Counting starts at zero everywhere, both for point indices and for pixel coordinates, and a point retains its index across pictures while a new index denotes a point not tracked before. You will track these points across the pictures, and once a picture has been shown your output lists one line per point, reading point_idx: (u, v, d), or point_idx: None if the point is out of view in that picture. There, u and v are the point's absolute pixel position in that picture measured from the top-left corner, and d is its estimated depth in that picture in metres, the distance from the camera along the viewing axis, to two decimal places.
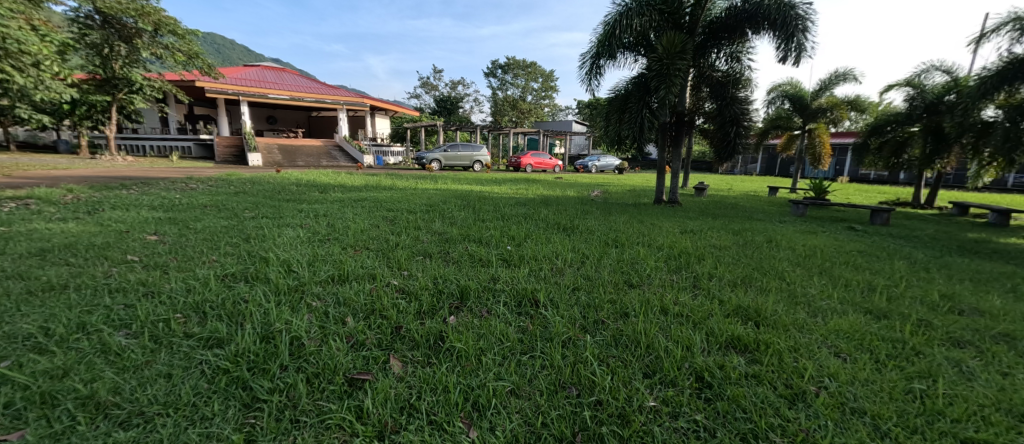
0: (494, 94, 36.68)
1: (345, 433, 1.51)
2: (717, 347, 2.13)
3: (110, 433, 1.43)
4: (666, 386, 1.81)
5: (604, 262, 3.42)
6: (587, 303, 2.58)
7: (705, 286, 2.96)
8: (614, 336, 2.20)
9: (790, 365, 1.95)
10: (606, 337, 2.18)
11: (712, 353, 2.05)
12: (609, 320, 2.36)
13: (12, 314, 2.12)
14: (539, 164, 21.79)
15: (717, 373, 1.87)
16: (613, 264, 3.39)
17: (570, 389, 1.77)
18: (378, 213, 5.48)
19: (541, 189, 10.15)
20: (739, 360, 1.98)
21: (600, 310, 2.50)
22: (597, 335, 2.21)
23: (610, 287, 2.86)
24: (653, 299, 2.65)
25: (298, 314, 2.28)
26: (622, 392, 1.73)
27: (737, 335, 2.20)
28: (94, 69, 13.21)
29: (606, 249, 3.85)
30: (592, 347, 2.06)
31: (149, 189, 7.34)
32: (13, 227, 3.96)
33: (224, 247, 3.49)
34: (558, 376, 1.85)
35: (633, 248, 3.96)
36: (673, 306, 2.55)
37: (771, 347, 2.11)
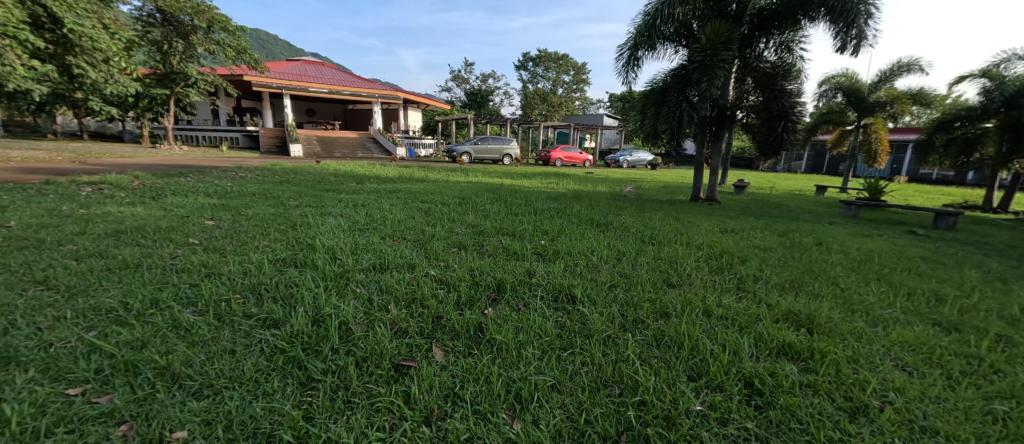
0: (525, 88, 36.68)
1: (395, 416, 1.56)
2: (767, 353, 2.04)
3: (185, 402, 1.54)
4: (713, 390, 1.76)
5: (641, 259, 3.35)
6: (625, 301, 2.54)
7: (750, 289, 2.83)
8: (658, 333, 2.18)
9: (850, 377, 1.85)
10: (648, 338, 2.14)
11: (763, 359, 1.97)
12: (649, 320, 2.31)
13: (96, 288, 2.33)
14: (570, 158, 21.58)
15: (768, 380, 1.80)
16: (650, 262, 3.31)
17: (613, 388, 1.76)
18: (413, 205, 5.61)
19: (572, 184, 10.05)
20: (791, 368, 1.89)
21: (639, 308, 2.46)
22: (639, 335, 2.17)
23: (649, 286, 2.80)
24: (695, 299, 2.57)
25: (343, 299, 2.39)
26: (667, 393, 1.70)
27: (789, 342, 2.10)
28: (156, 64, 14.14)
29: (642, 246, 3.77)
30: (634, 346, 2.02)
31: (204, 177, 7.83)
32: (92, 209, 4.33)
33: (273, 233, 3.68)
34: (599, 373, 1.83)
35: (671, 246, 3.86)
36: (717, 308, 2.46)
37: (827, 357, 2.00)
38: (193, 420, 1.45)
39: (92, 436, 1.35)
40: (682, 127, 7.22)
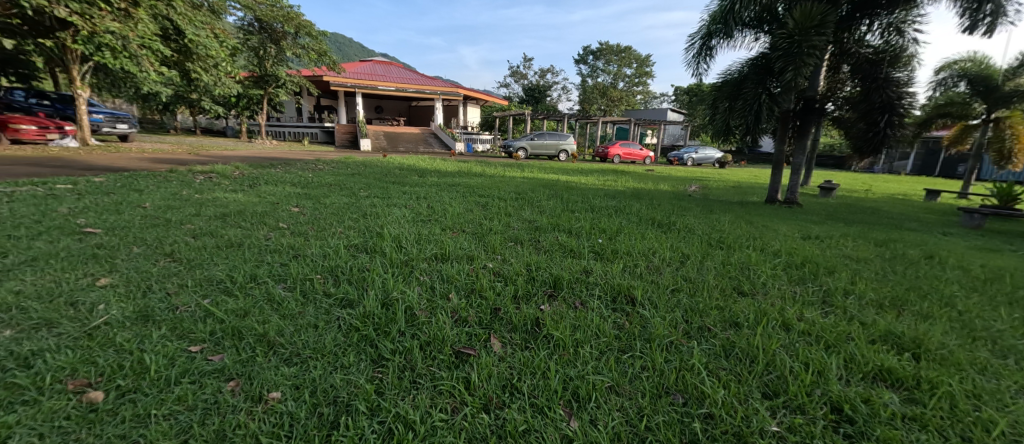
0: (585, 82, 36.06)
1: (456, 400, 1.65)
2: (860, 378, 1.87)
3: (278, 366, 1.75)
4: (791, 411, 1.65)
5: (708, 264, 3.20)
6: (689, 307, 2.44)
7: (839, 304, 2.59)
8: (726, 342, 2.09)
9: (966, 414, 1.63)
10: (715, 347, 2.05)
11: (855, 384, 1.81)
12: (716, 328, 2.21)
13: (208, 262, 2.70)
14: (629, 154, 20.86)
15: (861, 408, 1.65)
16: (718, 267, 3.15)
17: (677, 396, 1.71)
18: (471, 198, 5.79)
19: (632, 181, 9.75)
20: (891, 397, 1.72)
21: (705, 315, 2.36)
22: (705, 343, 2.09)
23: (716, 292, 2.66)
24: (770, 310, 2.41)
25: (409, 285, 2.56)
26: (738, 409, 1.62)
27: (887, 367, 1.90)
28: (254, 68, 15.81)
29: (710, 250, 3.59)
30: (700, 355, 1.95)
31: (289, 168, 8.66)
32: (203, 194, 4.99)
33: (347, 221, 3.98)
34: (661, 380, 1.79)
35: (743, 251, 3.63)
36: (797, 323, 2.29)
37: (938, 389, 1.78)
38: (285, 383, 1.65)
39: (209, 388, 1.58)
40: (759, 122, 6.71)
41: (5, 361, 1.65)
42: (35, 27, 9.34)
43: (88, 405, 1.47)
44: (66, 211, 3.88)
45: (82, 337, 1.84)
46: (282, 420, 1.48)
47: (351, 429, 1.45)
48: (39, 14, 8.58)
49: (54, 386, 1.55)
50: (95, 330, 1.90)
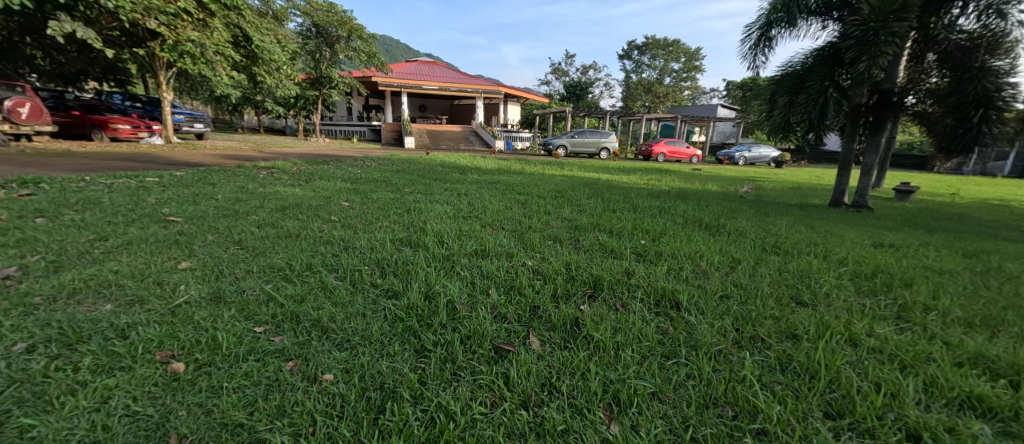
0: (629, 78, 35.20)
1: (495, 395, 1.69)
2: (939, 403, 1.71)
3: (331, 350, 1.87)
4: (856, 435, 1.55)
5: (761, 270, 3.04)
6: (740, 315, 2.35)
7: (918, 321, 2.37)
8: (778, 353, 1.99)
9: None
10: (769, 359, 1.95)
11: (934, 409, 1.66)
12: (771, 339, 2.11)
13: (269, 251, 2.92)
14: (675, 153, 20.15)
15: (941, 437, 1.51)
16: (774, 274, 2.98)
17: (725, 408, 1.65)
18: (511, 196, 5.84)
19: (678, 181, 9.42)
20: (978, 427, 1.56)
21: (758, 325, 2.25)
22: (758, 355, 1.99)
23: (771, 301, 2.53)
24: (833, 324, 2.26)
25: (451, 279, 2.64)
26: (795, 427, 1.54)
27: (974, 393, 1.73)
28: (311, 70, 16.76)
29: (763, 256, 3.41)
30: (752, 367, 1.87)
31: (340, 164, 9.12)
32: (265, 188, 5.38)
33: (393, 216, 4.14)
34: (708, 391, 1.74)
35: (802, 258, 3.41)
36: (866, 338, 2.13)
37: None
38: (337, 366, 1.76)
39: (271, 367, 1.73)
40: (826, 117, 6.30)
41: (107, 331, 1.89)
42: (130, 37, 10.26)
43: (171, 374, 1.65)
44: (153, 201, 4.34)
45: (167, 314, 2.07)
46: (333, 401, 1.59)
47: (396, 415, 1.53)
48: (133, 27, 9.59)
49: (145, 355, 1.75)
50: (177, 308, 2.12)
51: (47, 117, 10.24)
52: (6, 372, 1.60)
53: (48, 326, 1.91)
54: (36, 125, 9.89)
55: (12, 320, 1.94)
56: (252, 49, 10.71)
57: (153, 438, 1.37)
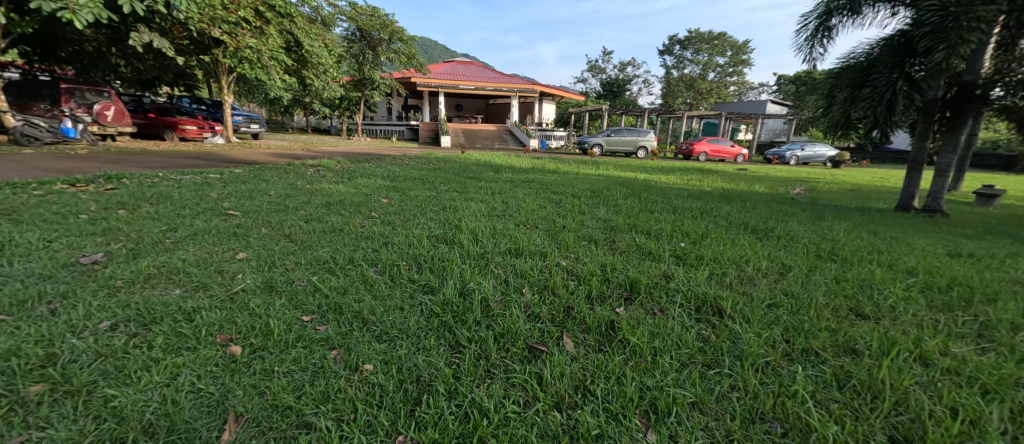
0: (669, 74, 34.18)
1: (528, 394, 1.71)
2: None
3: (371, 341, 1.96)
4: None
5: (814, 277, 2.87)
6: (788, 324, 2.23)
7: (1001, 340, 2.15)
8: (829, 366, 1.89)
9: None
10: (824, 375, 1.83)
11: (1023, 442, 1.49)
12: (824, 352, 1.99)
13: (314, 244, 3.08)
14: (718, 152, 19.37)
15: None
16: (829, 282, 2.80)
17: (773, 424, 1.57)
18: (545, 195, 5.84)
19: (721, 182, 9.06)
20: None
21: (809, 336, 2.13)
22: (811, 369, 1.88)
23: (825, 310, 2.38)
24: (898, 338, 2.09)
25: (485, 277, 2.68)
26: None
27: None
28: (355, 73, 17.42)
29: (818, 262, 3.21)
30: (802, 380, 1.78)
31: (380, 163, 9.44)
32: (311, 185, 5.67)
33: (429, 214, 4.25)
34: (754, 404, 1.67)
35: (862, 266, 3.18)
36: (935, 356, 1.96)
37: None
38: (376, 357, 1.84)
39: (315, 354, 1.83)
40: (894, 112, 5.84)
41: (176, 313, 2.08)
42: (198, 46, 11.03)
43: (230, 357, 1.80)
44: (214, 196, 4.68)
45: (226, 300, 2.24)
46: (373, 390, 1.67)
47: (432, 408, 1.58)
48: (201, 36, 10.37)
49: (208, 338, 1.91)
50: (235, 295, 2.30)
51: (129, 120, 11.22)
52: (94, 347, 1.80)
53: (128, 306, 2.14)
54: (119, 128, 10.83)
55: (99, 300, 2.18)
56: (303, 54, 11.32)
57: (215, 414, 1.50)
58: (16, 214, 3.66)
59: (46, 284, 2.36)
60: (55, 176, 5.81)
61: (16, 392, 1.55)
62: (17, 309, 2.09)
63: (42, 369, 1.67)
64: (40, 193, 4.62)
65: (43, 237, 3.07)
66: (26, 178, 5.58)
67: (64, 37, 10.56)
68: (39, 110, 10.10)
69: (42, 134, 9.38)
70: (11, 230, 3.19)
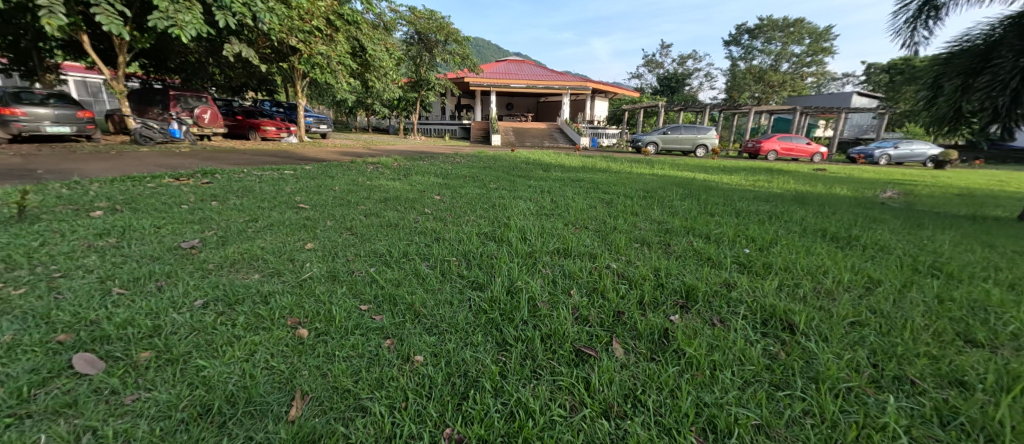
0: (735, 67, 32.17)
1: (574, 399, 1.67)
2: None
3: (422, 333, 2.01)
4: None
5: (906, 293, 2.54)
6: (872, 343, 2.00)
7: None
8: (921, 396, 1.67)
9: None
10: (920, 407, 1.60)
11: None
12: (918, 379, 1.75)
13: (372, 238, 3.23)
14: (790, 149, 17.96)
15: None
16: (926, 299, 2.47)
17: None
18: (596, 194, 5.71)
19: (792, 183, 8.36)
20: None
21: (899, 359, 1.89)
22: (902, 398, 1.66)
23: (920, 331, 2.10)
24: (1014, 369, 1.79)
25: (532, 276, 2.67)
26: None
27: None
28: (413, 74, 18.09)
29: (913, 276, 2.83)
30: (889, 410, 1.58)
31: (433, 161, 9.71)
32: (370, 181, 5.96)
33: (479, 211, 4.30)
34: (831, 432, 1.50)
35: (970, 284, 2.76)
36: None
37: None
38: (427, 349, 1.88)
39: (371, 343, 1.91)
40: (1017, 105, 5.09)
41: (254, 296, 2.28)
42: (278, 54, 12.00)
43: (297, 339, 1.93)
44: (287, 190, 5.07)
45: (296, 286, 2.41)
46: (422, 382, 1.70)
47: (478, 404, 1.59)
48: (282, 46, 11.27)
49: (279, 320, 2.06)
50: (303, 282, 2.47)
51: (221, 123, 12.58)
52: (189, 322, 2.01)
53: (214, 287, 2.37)
54: (212, 129, 12.22)
55: (194, 280, 2.44)
56: (367, 58, 11.95)
57: (284, 392, 1.62)
58: (134, 203, 4.19)
59: (155, 264, 2.69)
60: (162, 171, 6.58)
61: (129, 357, 1.78)
62: (133, 284, 2.41)
63: (150, 338, 1.90)
64: (151, 185, 5.27)
65: (154, 224, 3.50)
66: (140, 173, 6.37)
67: (173, 49, 11.98)
68: (153, 114, 11.27)
69: (155, 134, 10.58)
70: (130, 217, 3.66)
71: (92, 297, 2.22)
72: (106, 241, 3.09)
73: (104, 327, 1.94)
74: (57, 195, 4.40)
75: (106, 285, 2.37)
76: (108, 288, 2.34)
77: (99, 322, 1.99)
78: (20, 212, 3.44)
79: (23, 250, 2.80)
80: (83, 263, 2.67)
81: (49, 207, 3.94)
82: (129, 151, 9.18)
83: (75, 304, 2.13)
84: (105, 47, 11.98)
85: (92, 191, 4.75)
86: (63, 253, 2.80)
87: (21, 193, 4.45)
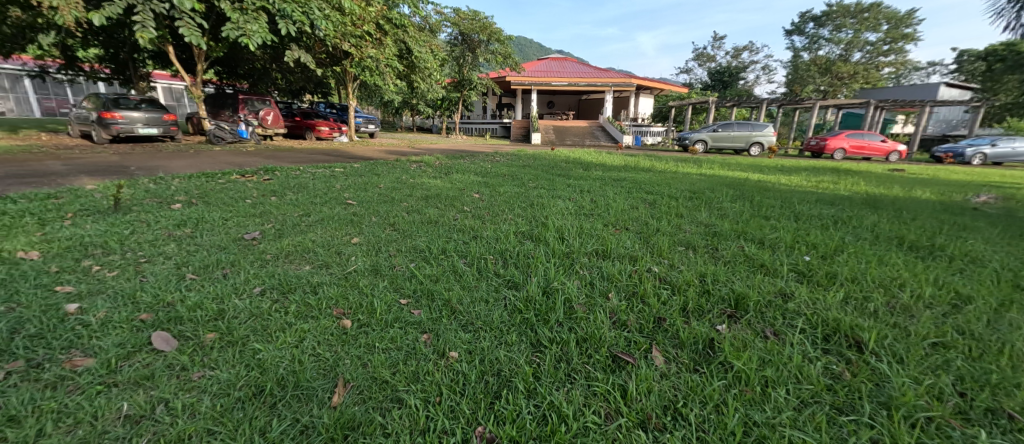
0: (796, 59, 30.09)
1: (609, 406, 1.58)
2: None
3: (457, 329, 1.99)
4: None
5: (1002, 313, 2.22)
6: (957, 368, 1.75)
7: None
8: (1022, 434, 1.44)
9: None
10: None
11: None
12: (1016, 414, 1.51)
13: (413, 234, 3.27)
14: (863, 146, 16.50)
15: None
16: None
17: None
18: (637, 195, 5.51)
19: (861, 185, 7.66)
20: None
21: (991, 387, 1.64)
22: (996, 435, 1.44)
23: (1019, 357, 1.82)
24: None
25: (569, 277, 2.58)
26: None
27: None
28: (456, 74, 18.36)
29: (1011, 293, 2.47)
30: None
31: (473, 159, 9.78)
32: (413, 179, 6.08)
33: (516, 210, 4.25)
34: None
35: None
36: None
37: None
38: (461, 346, 1.86)
39: (408, 337, 1.91)
40: None
41: (305, 285, 2.36)
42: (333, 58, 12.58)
43: (341, 329, 1.97)
44: (338, 187, 5.27)
45: (342, 278, 2.48)
46: (456, 378, 1.68)
47: (511, 404, 1.54)
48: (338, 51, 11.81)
49: (325, 310, 2.12)
50: (349, 275, 2.53)
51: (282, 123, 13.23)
52: (249, 307, 2.12)
53: (269, 276, 2.49)
54: (275, 129, 12.83)
55: (254, 269, 2.58)
56: (413, 60, 12.24)
57: (328, 378, 1.66)
58: (206, 197, 4.53)
59: (222, 253, 2.87)
60: (230, 168, 7.10)
61: (198, 337, 1.90)
62: (203, 271, 2.58)
63: (215, 321, 2.02)
64: (222, 180, 5.68)
65: (222, 216, 3.74)
66: (212, 170, 6.91)
67: (243, 57, 12.93)
68: (225, 117, 12.34)
69: (227, 135, 11.51)
70: (203, 210, 3.95)
71: (170, 281, 2.41)
72: (183, 230, 3.34)
73: (179, 308, 2.09)
74: (146, 189, 4.84)
75: (181, 271, 2.56)
76: (184, 274, 2.53)
77: (175, 304, 2.15)
78: (116, 203, 3.83)
79: (117, 237, 3.09)
80: (164, 250, 2.90)
81: (138, 199, 4.34)
82: (205, 150, 9.98)
83: (157, 287, 2.32)
84: (187, 57, 13.10)
85: (173, 185, 5.18)
86: (148, 241, 3.06)
87: (116, 187, 4.95)
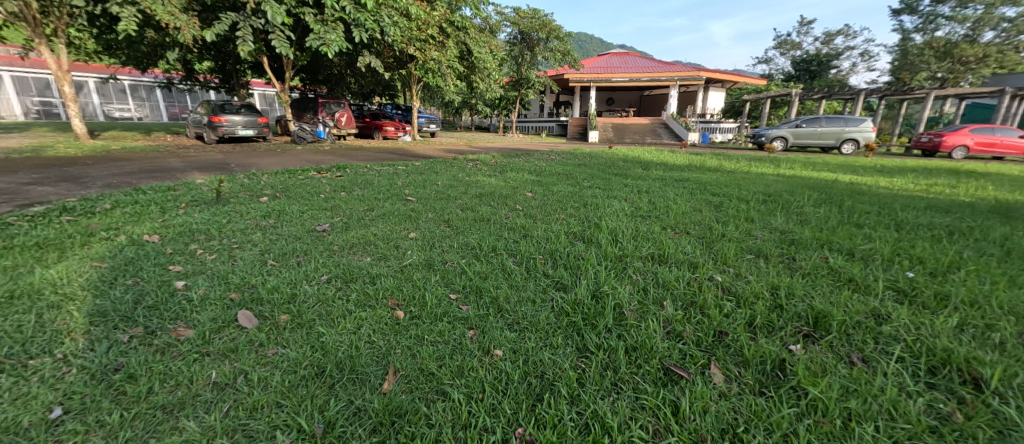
0: (902, 43, 26.47)
1: (658, 423, 1.43)
2: None
3: (502, 328, 1.92)
4: None
5: None
6: None
7: None
8: None
9: None
10: None
11: None
12: None
13: (466, 231, 3.26)
14: (990, 143, 14.12)
15: None
16: None
17: None
18: (700, 196, 5.13)
19: (981, 189, 6.53)
20: None
21: None
22: None
23: None
24: None
25: (620, 281, 2.42)
26: None
27: None
28: (515, 73, 18.40)
29: None
30: None
31: (528, 158, 9.73)
32: (469, 177, 6.13)
33: (569, 210, 4.11)
34: None
35: None
36: None
37: None
38: (506, 345, 1.80)
39: (454, 332, 1.88)
40: None
41: (366, 275, 2.43)
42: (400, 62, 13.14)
43: (395, 319, 1.99)
44: (399, 184, 5.45)
45: (398, 271, 2.51)
46: (499, 376, 1.61)
47: (553, 409, 1.45)
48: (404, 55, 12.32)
49: (382, 300, 2.15)
50: (404, 268, 2.56)
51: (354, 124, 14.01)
52: (317, 293, 2.21)
53: (335, 265, 2.59)
54: (348, 130, 13.61)
55: (324, 258, 2.71)
56: (473, 61, 12.44)
57: (381, 364, 1.67)
58: (287, 191, 4.89)
59: (298, 242, 3.04)
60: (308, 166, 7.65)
61: (274, 317, 2.01)
62: (282, 258, 2.74)
63: (289, 304, 2.12)
64: (302, 176, 6.12)
65: (301, 209, 3.99)
66: (295, 167, 7.51)
67: (322, 64, 13.95)
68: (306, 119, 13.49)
69: (308, 135, 12.40)
70: (285, 202, 4.27)
71: (256, 265, 2.60)
72: (268, 221, 3.60)
73: (262, 290, 2.23)
74: (241, 183, 5.34)
75: (265, 257, 2.75)
76: (266, 260, 2.71)
77: (258, 285, 2.31)
78: (217, 196, 4.27)
79: (218, 225, 3.40)
80: (252, 238, 3.13)
81: (235, 192, 4.80)
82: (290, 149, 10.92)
83: (245, 270, 2.51)
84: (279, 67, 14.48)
85: (262, 180, 5.68)
86: (240, 229, 3.32)
87: (219, 181, 5.52)
